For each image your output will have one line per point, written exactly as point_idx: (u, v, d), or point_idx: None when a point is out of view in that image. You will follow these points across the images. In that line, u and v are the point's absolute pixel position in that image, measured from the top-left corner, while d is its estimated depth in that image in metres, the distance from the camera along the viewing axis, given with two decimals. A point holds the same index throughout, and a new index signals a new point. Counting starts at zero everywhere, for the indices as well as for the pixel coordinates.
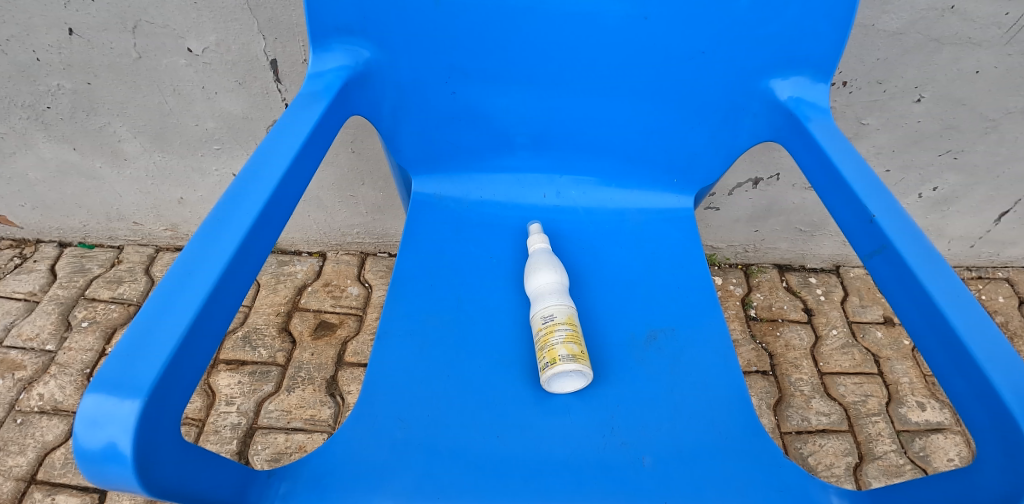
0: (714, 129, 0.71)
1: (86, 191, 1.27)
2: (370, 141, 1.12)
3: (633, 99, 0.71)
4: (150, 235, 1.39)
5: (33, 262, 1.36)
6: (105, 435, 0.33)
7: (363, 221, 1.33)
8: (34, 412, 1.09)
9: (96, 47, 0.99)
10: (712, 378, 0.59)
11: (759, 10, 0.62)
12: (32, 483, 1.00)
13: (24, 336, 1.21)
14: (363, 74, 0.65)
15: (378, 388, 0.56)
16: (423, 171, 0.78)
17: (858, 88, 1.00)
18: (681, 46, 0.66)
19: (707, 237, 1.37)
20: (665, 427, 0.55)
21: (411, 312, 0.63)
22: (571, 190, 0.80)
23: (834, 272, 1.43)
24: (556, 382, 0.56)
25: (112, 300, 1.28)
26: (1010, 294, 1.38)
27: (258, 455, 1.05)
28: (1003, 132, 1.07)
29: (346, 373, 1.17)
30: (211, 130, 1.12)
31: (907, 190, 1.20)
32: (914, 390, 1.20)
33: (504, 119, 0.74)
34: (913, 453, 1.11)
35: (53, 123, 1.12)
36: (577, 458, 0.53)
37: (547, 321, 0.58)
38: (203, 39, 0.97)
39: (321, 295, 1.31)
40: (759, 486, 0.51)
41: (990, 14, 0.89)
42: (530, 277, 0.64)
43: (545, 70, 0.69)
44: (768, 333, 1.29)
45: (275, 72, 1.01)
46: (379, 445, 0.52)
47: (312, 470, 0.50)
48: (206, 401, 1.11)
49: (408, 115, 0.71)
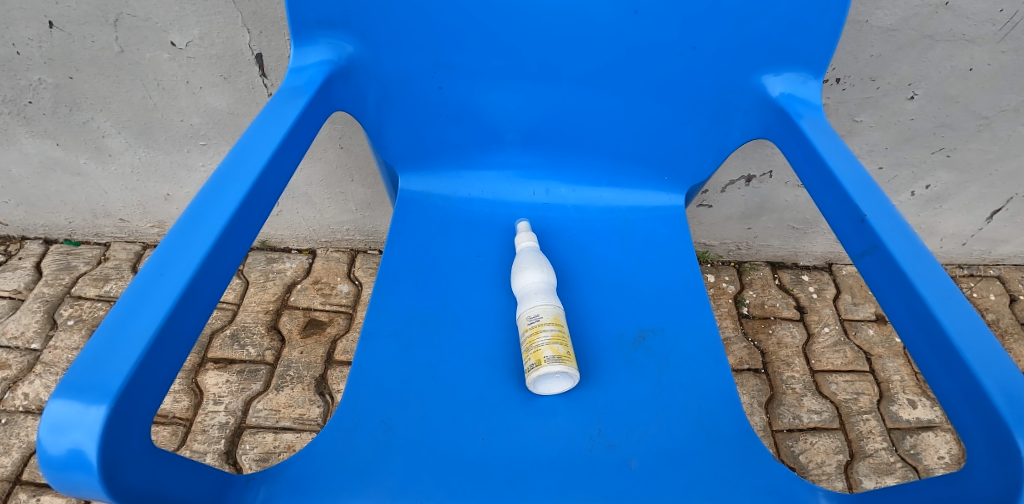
0: (706, 127, 0.70)
1: (71, 187, 1.25)
2: (358, 137, 1.11)
3: (621, 97, 0.70)
4: (137, 232, 1.37)
5: (18, 260, 1.34)
6: (69, 441, 0.32)
7: (353, 218, 1.32)
8: (19, 411, 1.08)
9: (77, 40, 0.97)
10: (701, 378, 0.58)
11: (750, 7, 0.61)
12: (17, 483, 0.99)
13: (9, 335, 1.19)
14: (345, 69, 0.64)
15: (362, 387, 0.55)
16: (411, 168, 0.77)
17: (852, 85, 0.99)
18: (670, 40, 0.65)
19: (700, 234, 1.36)
20: (653, 428, 0.54)
21: (396, 312, 0.62)
22: (560, 187, 0.79)
23: (827, 270, 1.42)
24: (543, 384, 0.55)
25: (98, 297, 1.27)
26: (1001, 292, 1.38)
27: (245, 454, 1.04)
28: (996, 129, 1.07)
29: (335, 372, 1.16)
30: (197, 126, 1.10)
31: (900, 188, 1.19)
32: (905, 388, 1.20)
33: (493, 114, 0.72)
34: (903, 451, 1.11)
35: (35, 118, 1.10)
36: (562, 459, 0.52)
37: (533, 322, 0.57)
38: (187, 33, 0.95)
39: (310, 293, 1.30)
40: (746, 488, 0.51)
41: (984, 11, 0.89)
42: (517, 277, 0.63)
43: (533, 67, 0.69)
44: (760, 331, 1.29)
45: (260, 67, 1.00)
46: (363, 447, 0.51)
47: (294, 473, 0.49)
48: (194, 400, 1.10)
49: (394, 111, 0.70)
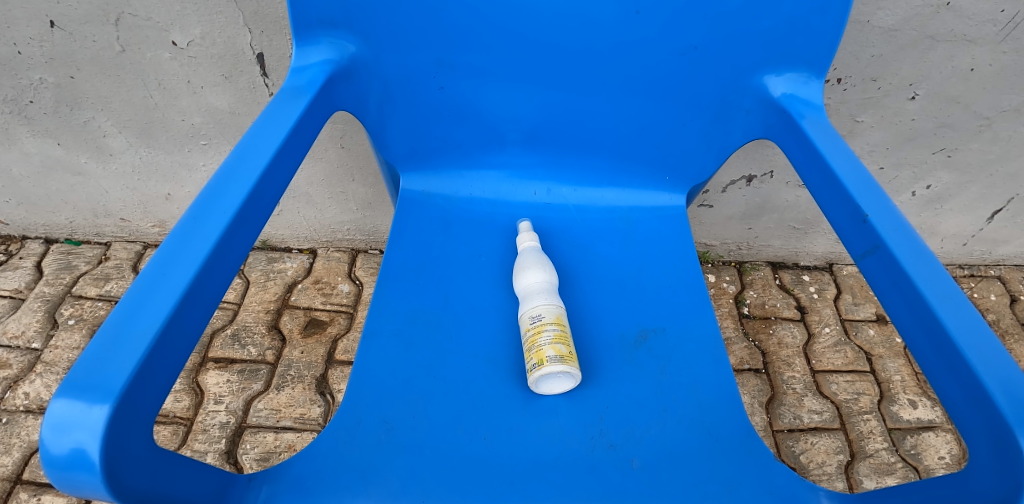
0: (707, 127, 0.70)
1: (72, 186, 1.25)
2: (358, 136, 1.11)
3: (622, 96, 0.70)
4: (138, 232, 1.37)
5: (18, 259, 1.34)
6: (71, 441, 0.32)
7: (353, 218, 1.32)
8: (20, 411, 1.08)
9: (79, 39, 0.97)
10: (702, 378, 0.58)
11: (751, 7, 0.61)
12: (18, 483, 0.99)
13: (10, 334, 1.19)
14: (347, 69, 0.64)
15: (364, 387, 0.55)
16: (412, 168, 0.77)
17: (853, 85, 0.99)
18: (671, 40, 0.65)
19: (700, 234, 1.36)
20: (654, 428, 0.54)
21: (397, 312, 0.62)
22: (562, 187, 0.79)
23: (827, 270, 1.42)
24: (544, 383, 0.55)
25: (99, 297, 1.27)
26: (1002, 292, 1.38)
27: (246, 454, 1.04)
28: (997, 130, 1.07)
29: (335, 371, 1.16)
30: (198, 125, 1.10)
31: (901, 188, 1.19)
32: (906, 389, 1.20)
33: (494, 113, 0.72)
34: (904, 451, 1.11)
35: (36, 117, 1.10)
36: (564, 459, 0.52)
37: (535, 322, 0.57)
38: (188, 32, 0.95)
39: (311, 293, 1.30)
40: (748, 488, 0.51)
41: (985, 11, 0.89)
42: (518, 277, 0.63)
43: (535, 67, 0.69)
44: (760, 331, 1.29)
45: (261, 66, 1.00)
46: (364, 447, 0.51)
47: (295, 473, 0.49)
48: (195, 400, 1.10)
49: (395, 111, 0.70)
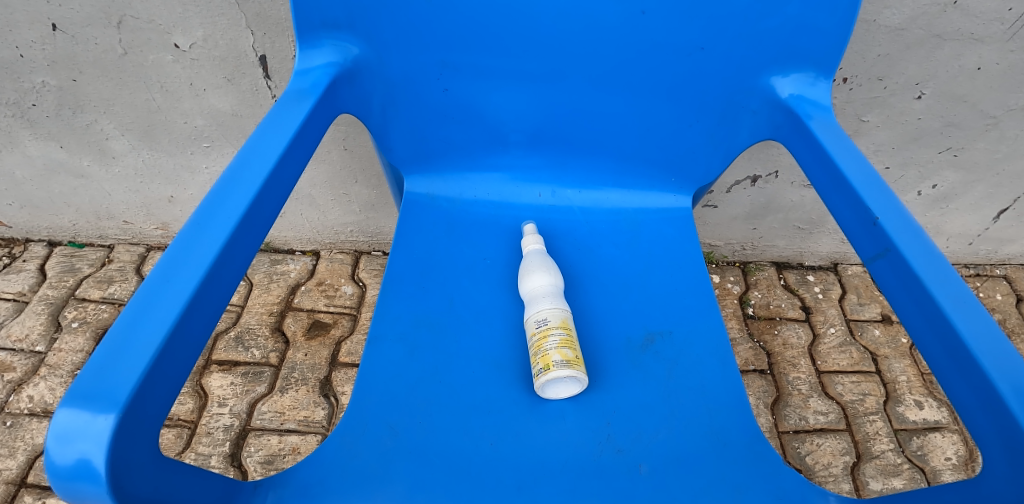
0: (714, 127, 0.69)
1: (74, 189, 1.25)
2: (361, 138, 1.10)
3: (628, 96, 0.70)
4: (140, 234, 1.37)
5: (21, 262, 1.34)
6: (76, 451, 0.31)
7: (356, 219, 1.32)
8: (24, 414, 1.08)
9: (80, 42, 0.97)
10: (709, 381, 0.58)
11: (759, 7, 0.60)
12: (22, 486, 0.99)
13: (14, 337, 1.19)
14: (351, 71, 0.63)
15: (369, 391, 0.55)
16: (415, 170, 0.76)
17: (858, 85, 0.98)
18: (679, 41, 0.64)
19: (705, 235, 1.36)
20: (662, 432, 0.54)
21: (402, 315, 0.61)
22: (566, 189, 0.79)
23: (832, 270, 1.42)
24: (551, 387, 0.55)
25: (102, 300, 1.26)
26: (1008, 292, 1.37)
27: (251, 457, 1.04)
28: (1004, 128, 1.06)
29: (340, 373, 1.16)
30: (200, 128, 1.10)
31: (907, 187, 1.18)
32: (911, 389, 1.20)
33: (498, 115, 0.72)
34: (910, 452, 1.10)
35: (38, 121, 1.10)
36: (571, 463, 0.52)
37: (541, 326, 0.56)
38: (190, 35, 0.95)
39: (315, 295, 1.30)
40: (756, 493, 0.50)
41: (992, 10, 0.88)
42: (524, 279, 0.63)
43: (539, 68, 0.68)
44: (765, 331, 1.28)
45: (264, 69, 0.99)
46: (369, 453, 0.51)
47: (301, 479, 0.49)
48: (198, 402, 1.10)
49: (399, 112, 0.70)
